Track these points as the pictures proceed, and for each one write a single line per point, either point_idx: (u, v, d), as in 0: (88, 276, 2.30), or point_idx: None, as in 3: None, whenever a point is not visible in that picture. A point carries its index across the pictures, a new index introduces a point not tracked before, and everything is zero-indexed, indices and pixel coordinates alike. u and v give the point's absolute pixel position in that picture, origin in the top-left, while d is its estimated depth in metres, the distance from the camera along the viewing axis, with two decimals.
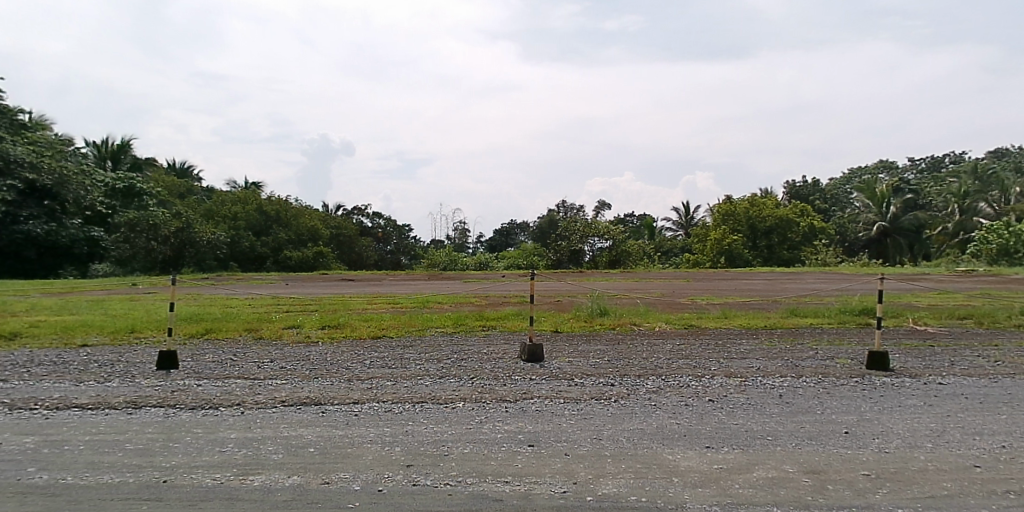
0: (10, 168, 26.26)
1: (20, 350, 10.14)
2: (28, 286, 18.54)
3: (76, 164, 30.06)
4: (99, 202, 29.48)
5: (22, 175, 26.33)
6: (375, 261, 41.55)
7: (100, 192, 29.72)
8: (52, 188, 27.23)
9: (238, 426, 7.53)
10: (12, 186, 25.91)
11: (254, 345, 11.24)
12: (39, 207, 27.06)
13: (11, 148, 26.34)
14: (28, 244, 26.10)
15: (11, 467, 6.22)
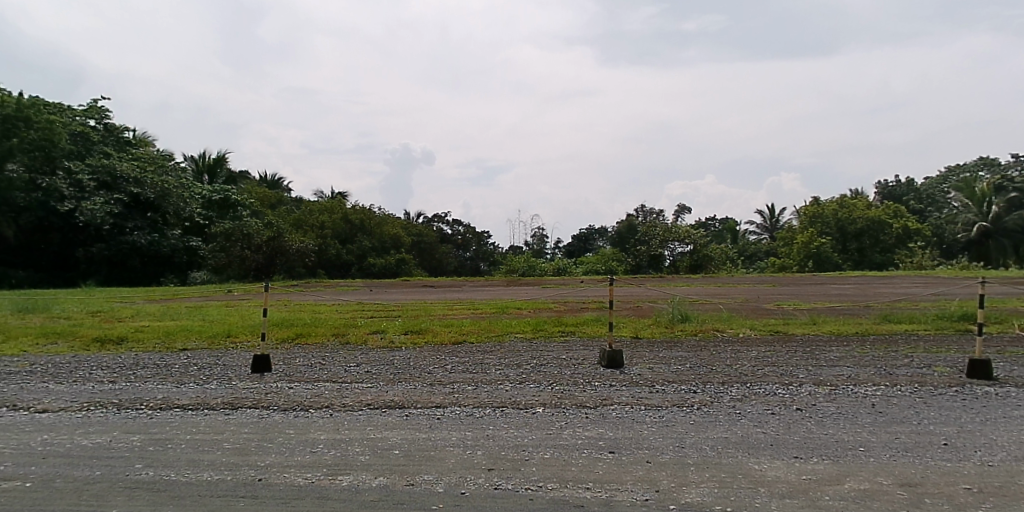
0: (118, 183, 28.44)
1: (128, 353, 10.89)
2: (133, 293, 19.81)
3: (176, 178, 31.85)
4: (198, 213, 31.35)
5: (128, 189, 28.35)
6: (454, 267, 42.23)
7: (198, 204, 31.52)
8: (154, 200, 29.11)
9: (327, 427, 7.84)
10: (118, 199, 28.04)
11: (341, 350, 11.62)
12: (143, 219, 29.06)
13: (118, 165, 28.51)
14: (133, 253, 28.07)
15: (122, 463, 6.70)
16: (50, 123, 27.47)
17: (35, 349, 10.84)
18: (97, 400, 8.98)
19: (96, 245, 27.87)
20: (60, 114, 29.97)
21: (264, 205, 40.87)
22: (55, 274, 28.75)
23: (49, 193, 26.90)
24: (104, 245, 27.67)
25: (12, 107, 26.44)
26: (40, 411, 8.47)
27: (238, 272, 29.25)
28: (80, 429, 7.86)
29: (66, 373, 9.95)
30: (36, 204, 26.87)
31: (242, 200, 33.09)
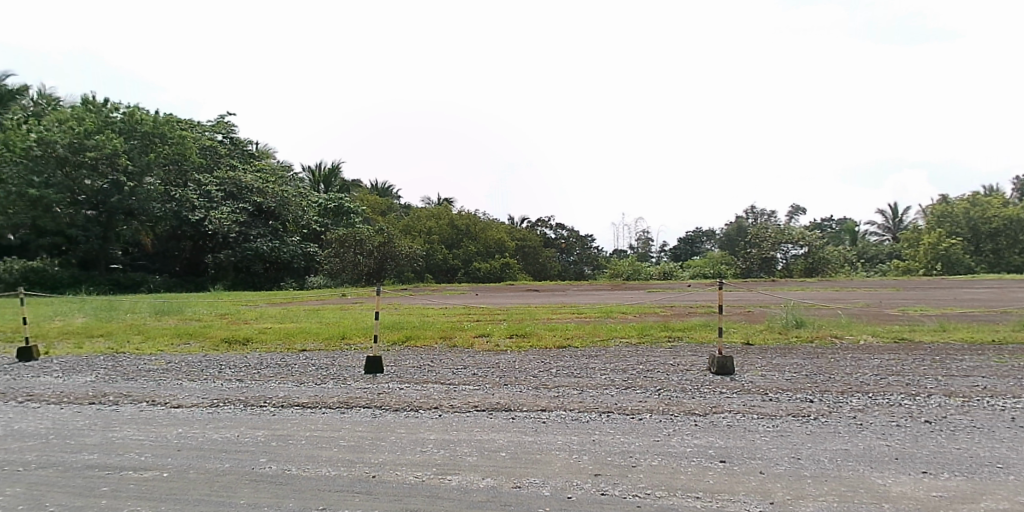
0: (242, 193, 31.01)
1: (253, 353, 11.68)
2: (257, 296, 21.18)
3: (294, 188, 33.74)
4: (314, 221, 33.04)
5: (251, 199, 30.88)
6: (558, 271, 42.28)
7: (314, 211, 33.13)
8: (275, 209, 31.26)
9: (437, 427, 8.09)
10: (244, 208, 30.57)
11: (448, 352, 11.93)
12: (265, 226, 31.22)
13: (243, 176, 31.16)
14: (256, 259, 30.13)
15: (248, 456, 7.20)
16: (182, 138, 29.32)
17: (171, 349, 11.82)
18: (226, 397, 9.70)
19: (224, 251, 30.06)
20: (193, 130, 32.57)
21: (376, 212, 42.58)
22: (188, 278, 31.24)
23: (182, 204, 29.16)
24: (231, 251, 29.78)
25: (150, 124, 28.27)
26: (177, 406, 9.26)
27: (352, 276, 30.36)
28: (211, 424, 8.52)
29: (198, 371, 10.80)
30: (171, 214, 28.99)
31: (355, 207, 34.43)
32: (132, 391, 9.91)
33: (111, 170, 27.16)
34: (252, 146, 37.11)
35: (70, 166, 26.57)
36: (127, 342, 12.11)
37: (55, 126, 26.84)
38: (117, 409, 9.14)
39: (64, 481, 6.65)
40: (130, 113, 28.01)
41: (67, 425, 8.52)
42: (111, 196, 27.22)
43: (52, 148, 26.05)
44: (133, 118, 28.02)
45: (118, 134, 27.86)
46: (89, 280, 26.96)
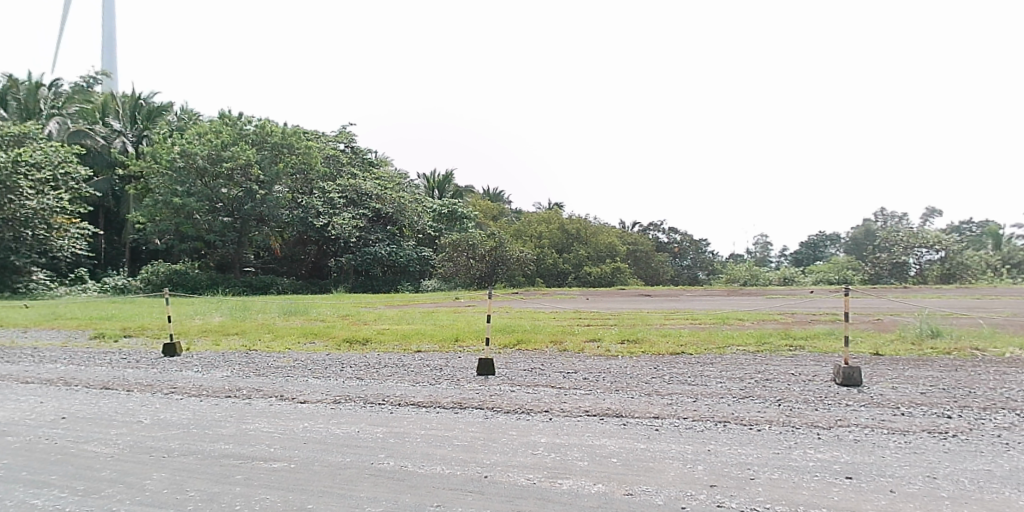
0: (363, 200, 32.63)
1: (372, 353, 12.19)
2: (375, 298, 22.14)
3: (411, 193, 34.95)
4: (429, 226, 34.15)
5: (371, 205, 32.49)
6: (671, 276, 41.71)
7: (430, 216, 34.26)
8: (392, 215, 32.88)
9: (547, 430, 8.14)
10: (364, 213, 32.10)
11: (560, 356, 11.97)
12: (384, 231, 32.65)
13: (363, 183, 32.71)
14: (375, 263, 31.47)
15: (369, 452, 7.54)
16: (309, 149, 30.88)
17: (298, 347, 12.54)
18: (347, 394, 10.19)
19: (345, 255, 31.66)
20: (317, 141, 34.38)
21: (488, 217, 43.45)
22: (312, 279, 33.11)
23: (307, 211, 30.92)
24: (352, 255, 31.31)
25: (279, 136, 30.19)
26: (303, 402, 9.83)
27: (464, 280, 31.17)
28: (333, 419, 8.98)
29: (321, 369, 11.41)
30: (297, 220, 30.75)
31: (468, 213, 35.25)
32: (263, 386, 10.61)
33: (244, 179, 29.27)
34: (371, 154, 38.82)
35: (208, 176, 28.90)
36: (258, 341, 12.94)
37: (196, 139, 29.26)
38: (250, 403, 9.82)
39: (203, 468, 7.21)
40: (261, 125, 29.90)
41: (206, 416, 9.24)
42: (245, 203, 29.23)
43: (192, 159, 28.29)
44: (264, 130, 29.87)
45: (250, 145, 29.93)
46: (225, 281, 29.06)
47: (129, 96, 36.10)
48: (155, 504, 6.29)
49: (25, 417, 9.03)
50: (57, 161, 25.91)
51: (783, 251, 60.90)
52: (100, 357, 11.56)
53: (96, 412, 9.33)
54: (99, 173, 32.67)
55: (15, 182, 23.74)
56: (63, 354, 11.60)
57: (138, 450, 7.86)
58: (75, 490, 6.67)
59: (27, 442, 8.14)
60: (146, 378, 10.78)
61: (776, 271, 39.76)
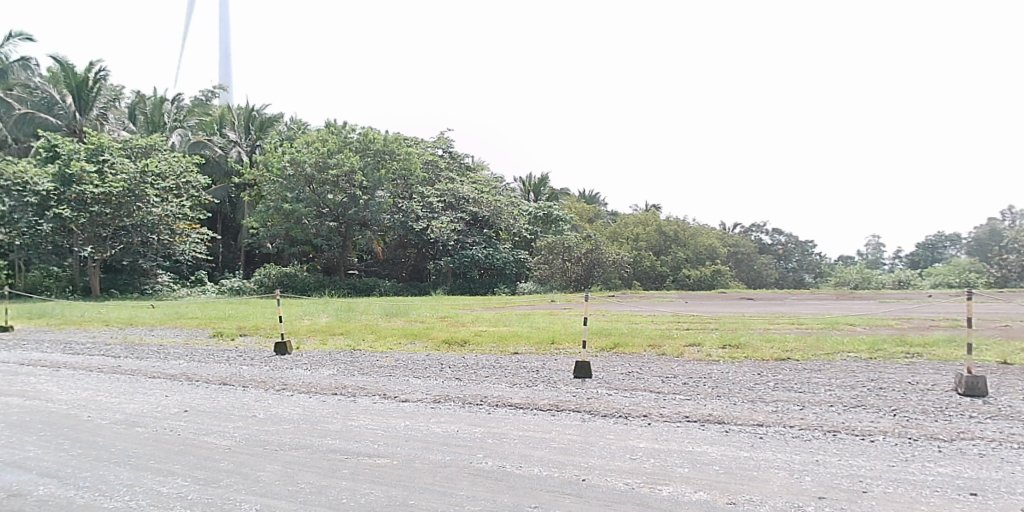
0: (461, 204, 33.30)
1: (470, 354, 12.39)
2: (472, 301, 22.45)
3: (507, 197, 35.42)
4: (527, 229, 34.21)
5: (468, 209, 33.15)
6: (774, 279, 40.43)
7: (526, 219, 34.61)
8: (489, 217, 33.32)
9: (646, 435, 8.04)
10: (461, 217, 32.77)
11: (658, 360, 11.79)
12: (480, 235, 33.20)
13: (460, 188, 33.36)
14: (472, 265, 31.97)
15: (468, 451, 7.67)
16: (408, 155, 31.77)
17: (399, 348, 12.90)
18: (446, 394, 10.41)
19: (444, 258, 32.43)
20: (417, 146, 35.34)
21: (583, 219, 43.39)
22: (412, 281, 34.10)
23: (408, 215, 31.76)
24: (450, 258, 32.02)
25: (380, 143, 31.10)
26: (404, 400, 10.10)
27: (561, 282, 31.08)
28: (433, 418, 9.19)
29: (421, 369, 11.69)
30: (398, 224, 31.61)
31: (563, 215, 35.17)
32: (367, 384, 10.99)
33: (349, 185, 30.36)
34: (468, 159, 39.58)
35: (315, 183, 30.20)
36: (362, 341, 13.41)
37: (304, 147, 30.72)
38: (355, 400, 10.18)
39: (312, 461, 7.55)
40: (364, 133, 31.07)
41: (314, 412, 9.66)
42: (349, 208, 30.31)
43: (301, 168, 29.80)
44: (367, 137, 31.04)
45: (355, 152, 31.07)
46: (331, 283, 30.30)
47: (244, 108, 38.28)
48: (269, 494, 6.63)
49: (153, 409, 9.71)
50: (180, 171, 27.68)
51: (898, 254, 57.87)
52: (219, 354, 12.31)
53: (215, 405, 9.92)
54: (217, 181, 34.77)
55: (142, 190, 25.59)
56: (187, 351, 12.41)
57: (253, 443, 8.31)
58: (197, 478, 7.12)
59: (154, 432, 8.76)
60: (259, 375, 11.38)
61: (891, 273, 37.76)
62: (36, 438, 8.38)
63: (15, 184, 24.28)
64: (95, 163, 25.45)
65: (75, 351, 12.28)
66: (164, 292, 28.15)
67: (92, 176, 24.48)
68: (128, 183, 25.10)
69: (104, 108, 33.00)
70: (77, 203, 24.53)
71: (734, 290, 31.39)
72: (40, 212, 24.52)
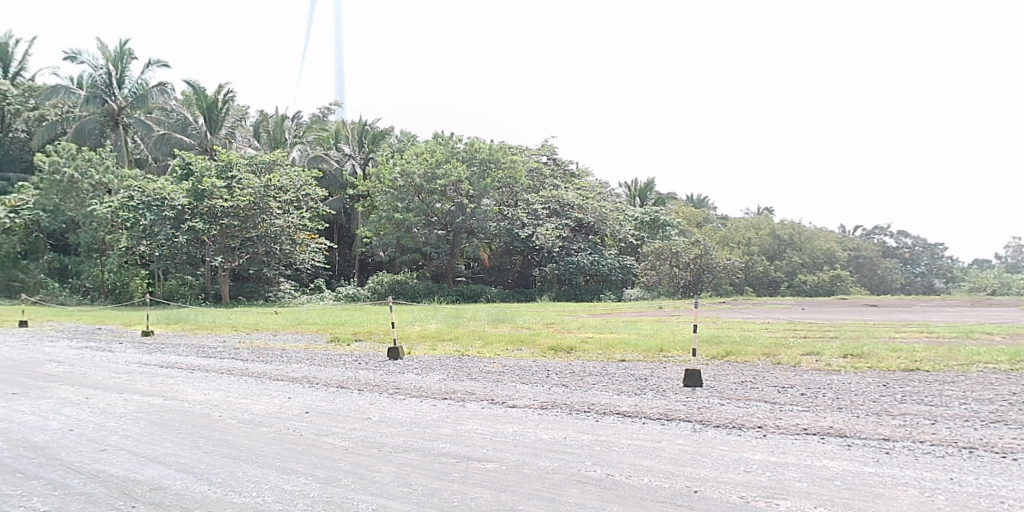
0: (566, 210, 33.39)
1: (577, 361, 12.36)
2: (578, 307, 22.37)
3: (613, 203, 35.38)
4: (632, 235, 34.32)
5: (573, 215, 33.20)
6: (900, 284, 38.26)
7: (632, 225, 34.71)
8: (594, 224, 33.47)
9: (761, 447, 7.77)
10: (567, 223, 32.89)
11: (773, 369, 11.37)
12: (586, 241, 33.17)
13: (566, 194, 33.53)
14: (578, 272, 31.95)
15: (575, 458, 7.67)
16: (513, 162, 32.07)
17: (506, 354, 13.05)
18: (553, 400, 10.44)
19: (549, 265, 32.53)
20: (522, 154, 35.68)
21: (691, 224, 42.46)
22: (518, 288, 34.44)
23: (513, 222, 32.04)
24: (556, 264, 32.07)
25: (486, 152, 31.65)
26: (511, 406, 10.21)
27: (669, 289, 30.97)
28: (541, 425, 9.23)
29: (528, 375, 11.78)
30: (504, 231, 31.94)
31: (670, 220, 34.99)
32: (475, 389, 11.18)
33: (456, 194, 31.08)
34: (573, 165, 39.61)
35: (424, 192, 31.10)
36: (469, 346, 13.66)
37: (414, 158, 31.66)
38: (464, 405, 10.38)
39: (424, 463, 7.77)
40: (470, 143, 31.72)
41: (425, 415, 9.93)
42: (456, 216, 31.02)
43: (411, 178, 30.82)
44: (473, 147, 31.68)
45: (461, 162, 31.79)
46: (441, 290, 31.04)
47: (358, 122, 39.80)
48: (384, 494, 6.85)
49: (278, 410, 10.27)
50: (299, 185, 29.15)
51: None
52: (336, 358, 12.87)
53: (333, 408, 10.37)
54: (333, 193, 36.48)
55: (267, 203, 27.21)
56: (308, 355, 13.08)
57: (369, 444, 8.62)
58: (317, 477, 7.45)
59: (278, 432, 9.25)
60: (373, 379, 11.81)
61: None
62: (175, 435, 9.02)
63: (154, 199, 26.39)
64: (224, 179, 27.25)
65: (207, 354, 13.18)
66: (286, 298, 29.73)
67: (221, 191, 26.24)
68: (253, 197, 26.76)
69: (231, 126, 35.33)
70: (208, 216, 26.38)
71: (857, 296, 29.85)
72: (175, 224, 26.53)
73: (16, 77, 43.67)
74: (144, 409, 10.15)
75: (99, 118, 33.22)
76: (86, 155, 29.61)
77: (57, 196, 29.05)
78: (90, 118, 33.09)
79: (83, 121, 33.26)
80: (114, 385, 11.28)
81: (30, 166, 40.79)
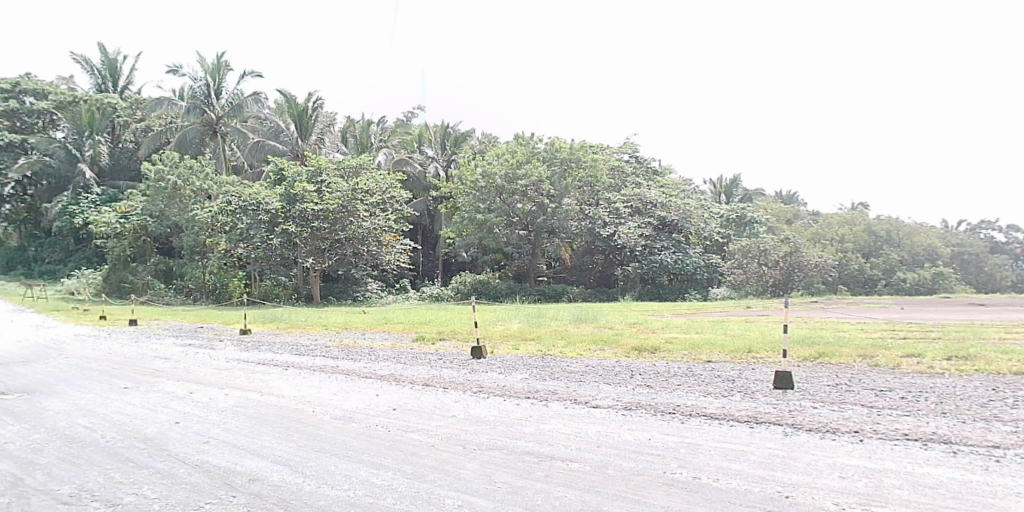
0: (649, 208, 32.77)
1: (661, 362, 12.19)
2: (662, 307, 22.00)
3: (697, 201, 34.83)
4: (716, 232, 33.74)
5: (656, 213, 32.53)
6: (1010, 281, 35.89)
7: (716, 223, 34.09)
8: (677, 222, 32.85)
9: (857, 452, 7.46)
10: (650, 222, 32.31)
11: (870, 372, 10.90)
12: (669, 239, 32.64)
13: (649, 192, 32.93)
14: (661, 270, 31.47)
15: (660, 460, 7.56)
16: (594, 161, 31.87)
17: (589, 354, 13.01)
18: (637, 401, 10.31)
19: (632, 264, 32.18)
20: (603, 153, 35.37)
21: (780, 220, 41.11)
22: (601, 287, 34.28)
23: (595, 221, 31.62)
24: (639, 263, 31.61)
25: (567, 151, 31.61)
26: (594, 406, 10.15)
27: (756, 288, 30.32)
28: (624, 425, 9.13)
29: (612, 376, 11.68)
30: (585, 231, 31.60)
31: (757, 218, 35.27)
32: (558, 388, 11.18)
33: (537, 194, 31.06)
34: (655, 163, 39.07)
35: (505, 193, 31.31)
36: (552, 346, 13.68)
37: (495, 159, 31.97)
38: (547, 404, 10.39)
39: (507, 461, 7.83)
40: (551, 142, 31.79)
41: (509, 414, 10.00)
42: (537, 216, 31.13)
43: (492, 179, 31.12)
44: (554, 147, 31.72)
45: (542, 162, 31.89)
46: (523, 290, 31.20)
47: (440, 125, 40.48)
48: (469, 491, 6.96)
49: (366, 407, 10.56)
50: (385, 187, 29.92)
51: None
52: (422, 357, 13.16)
53: (419, 405, 10.59)
54: (417, 195, 37.29)
55: (354, 205, 27.98)
56: (394, 353, 13.43)
57: (453, 442, 8.75)
58: (404, 472, 7.64)
59: (367, 427, 9.52)
60: (457, 377, 11.97)
61: None
62: (271, 429, 9.43)
63: (250, 204, 27.70)
64: (315, 184, 28.30)
65: (300, 352, 13.76)
66: (373, 298, 30.60)
67: (312, 194, 27.25)
68: (342, 200, 27.64)
69: (321, 133, 36.65)
70: (300, 219, 27.45)
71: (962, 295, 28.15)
72: (269, 228, 27.76)
73: (125, 91, 46.70)
74: (243, 404, 10.65)
75: (200, 127, 35.04)
76: (188, 164, 31.46)
77: (162, 202, 30.94)
78: (192, 127, 34.92)
79: (185, 130, 35.16)
80: (215, 381, 11.89)
81: (137, 174, 43.57)
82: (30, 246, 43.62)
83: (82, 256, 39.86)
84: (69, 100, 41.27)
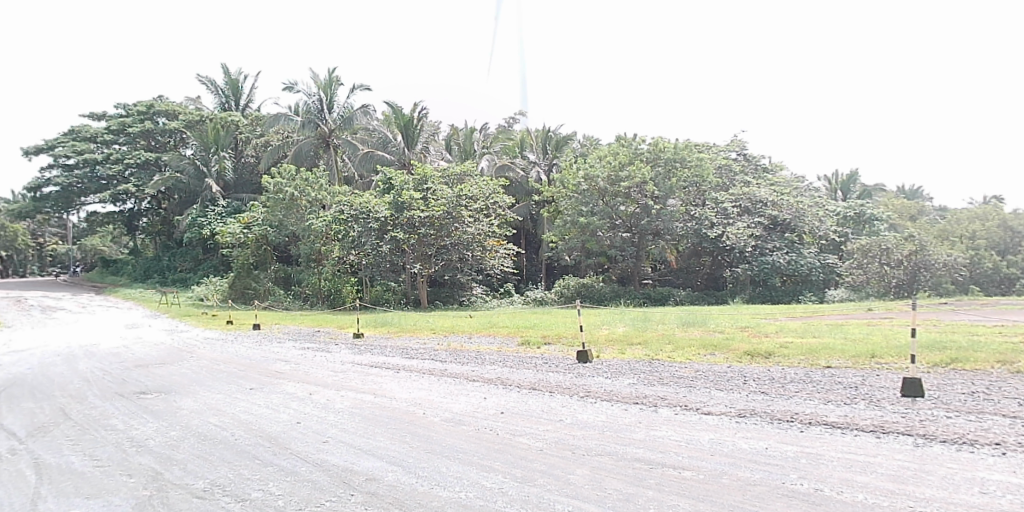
0: (758, 207, 31.69)
1: (776, 367, 11.72)
2: (775, 310, 21.11)
3: (811, 199, 33.38)
4: (833, 231, 32.25)
5: (767, 212, 31.42)
6: None
7: (832, 221, 32.50)
8: (790, 221, 31.52)
9: (1000, 466, 6.87)
10: (760, 221, 31.23)
11: (1013, 379, 10.05)
12: (782, 238, 31.33)
13: (758, 190, 31.83)
14: (774, 272, 30.21)
15: (779, 470, 7.25)
16: (700, 160, 31.02)
17: (699, 358, 12.69)
18: (752, 408, 9.94)
19: (741, 266, 31.14)
20: (709, 152, 34.44)
21: (903, 217, 38.73)
22: (708, 289, 33.45)
23: (700, 222, 30.86)
24: (748, 265, 30.51)
25: (671, 151, 30.84)
26: (707, 413, 9.87)
27: (877, 289, 28.87)
28: (739, 433, 8.82)
29: (723, 381, 11.32)
30: (691, 232, 30.93)
31: (877, 214, 33.51)
32: (667, 394, 10.94)
33: (641, 196, 30.62)
34: (765, 160, 37.67)
35: (608, 195, 31.07)
36: (659, 351, 13.44)
37: (597, 162, 31.73)
38: (656, 410, 10.19)
39: (618, 468, 7.74)
40: (654, 143, 31.15)
41: (617, 420, 9.87)
42: (642, 218, 30.69)
43: (594, 182, 31.00)
44: (657, 147, 31.04)
45: (646, 163, 31.32)
46: (627, 293, 30.89)
47: (541, 129, 40.60)
48: (580, 496, 6.92)
49: (474, 410, 10.72)
50: (488, 193, 30.34)
51: None
52: (529, 361, 13.26)
53: (527, 409, 10.65)
54: (519, 199, 37.72)
55: (459, 212, 28.62)
56: (501, 357, 13.59)
57: (561, 447, 8.73)
58: (514, 476, 7.69)
59: (477, 430, 9.65)
60: (563, 381, 11.96)
61: None
62: (384, 430, 9.74)
63: (361, 213, 28.86)
64: (421, 191, 29.07)
65: (410, 355, 14.17)
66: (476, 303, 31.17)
67: (418, 202, 28.04)
68: (447, 206, 28.31)
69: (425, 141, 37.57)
70: (407, 226, 28.35)
71: None
72: (379, 235, 28.85)
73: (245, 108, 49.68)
74: (358, 405, 11.07)
75: (313, 140, 36.90)
76: (303, 176, 33.12)
77: (281, 212, 32.74)
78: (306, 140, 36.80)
79: (300, 144, 37.13)
80: (333, 382, 12.42)
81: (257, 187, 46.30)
82: (164, 256, 47.23)
83: (211, 265, 42.90)
84: (197, 119, 44.32)
